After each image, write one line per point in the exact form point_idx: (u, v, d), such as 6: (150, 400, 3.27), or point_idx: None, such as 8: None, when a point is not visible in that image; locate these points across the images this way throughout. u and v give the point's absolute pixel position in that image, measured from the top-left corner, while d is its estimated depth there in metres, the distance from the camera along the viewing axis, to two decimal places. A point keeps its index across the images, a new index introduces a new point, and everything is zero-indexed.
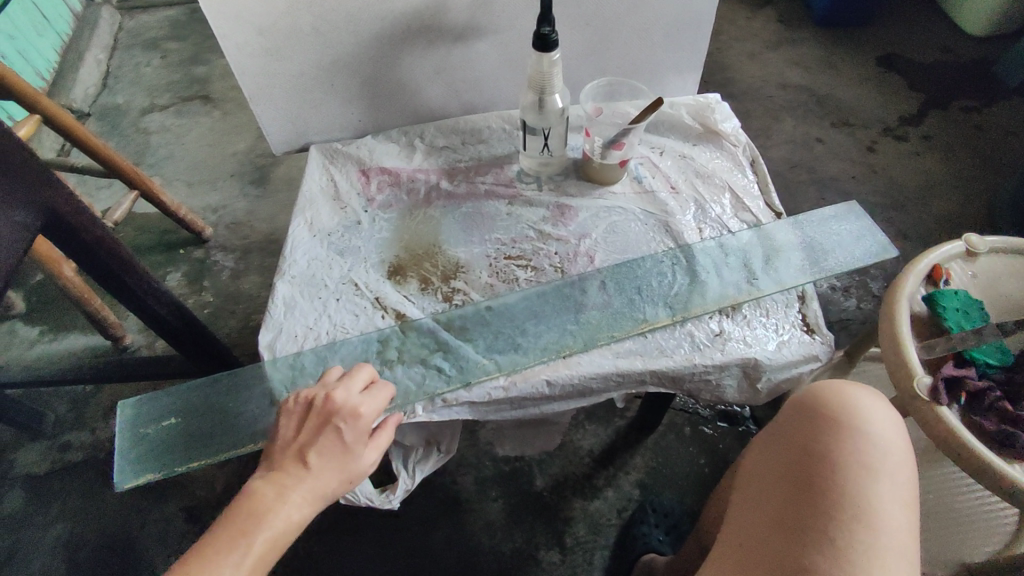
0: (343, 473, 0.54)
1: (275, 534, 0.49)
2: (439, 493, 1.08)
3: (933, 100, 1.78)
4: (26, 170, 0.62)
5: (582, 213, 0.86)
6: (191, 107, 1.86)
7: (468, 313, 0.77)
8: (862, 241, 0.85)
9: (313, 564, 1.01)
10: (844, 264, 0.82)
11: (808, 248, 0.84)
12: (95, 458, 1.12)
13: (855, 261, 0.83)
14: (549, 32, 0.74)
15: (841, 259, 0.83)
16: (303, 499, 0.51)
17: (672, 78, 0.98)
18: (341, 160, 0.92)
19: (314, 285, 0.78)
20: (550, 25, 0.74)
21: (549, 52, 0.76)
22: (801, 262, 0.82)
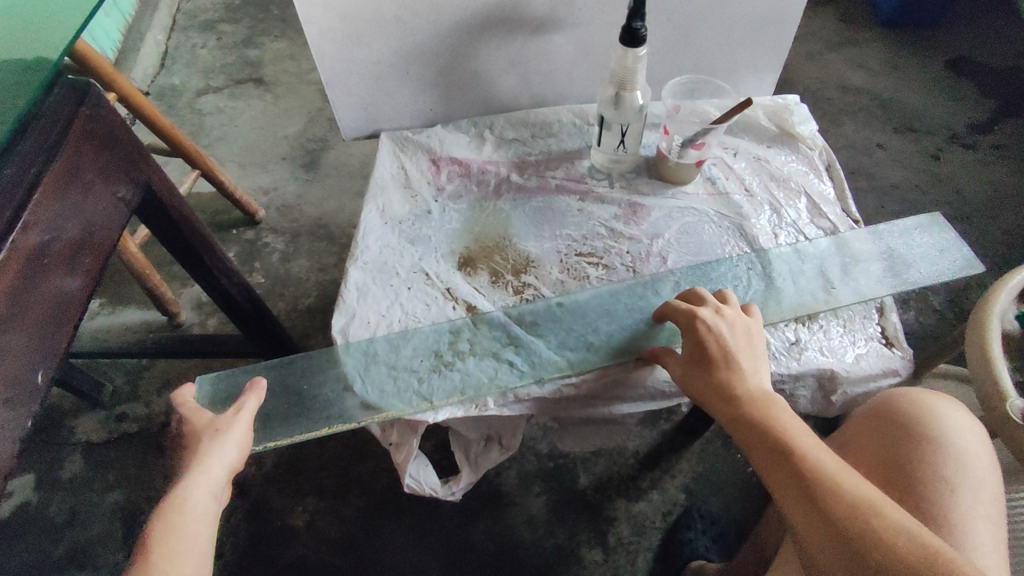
0: (209, 428, 0.61)
1: (188, 477, 0.56)
2: (484, 485, 1.08)
3: (1004, 109, 1.71)
4: (132, 148, 0.64)
5: (655, 213, 0.84)
6: (245, 90, 1.88)
7: (539, 309, 0.76)
8: (946, 254, 0.81)
9: (357, 547, 1.02)
10: (927, 277, 0.78)
11: (888, 258, 0.81)
12: (150, 430, 1.15)
13: (940, 274, 0.79)
14: (639, 27, 0.72)
15: (924, 271, 0.79)
16: (197, 456, 0.57)
17: (750, 77, 0.95)
18: (411, 148, 0.92)
19: (386, 273, 0.79)
20: (641, 20, 0.72)
21: (637, 47, 0.74)
22: (881, 272, 0.79)
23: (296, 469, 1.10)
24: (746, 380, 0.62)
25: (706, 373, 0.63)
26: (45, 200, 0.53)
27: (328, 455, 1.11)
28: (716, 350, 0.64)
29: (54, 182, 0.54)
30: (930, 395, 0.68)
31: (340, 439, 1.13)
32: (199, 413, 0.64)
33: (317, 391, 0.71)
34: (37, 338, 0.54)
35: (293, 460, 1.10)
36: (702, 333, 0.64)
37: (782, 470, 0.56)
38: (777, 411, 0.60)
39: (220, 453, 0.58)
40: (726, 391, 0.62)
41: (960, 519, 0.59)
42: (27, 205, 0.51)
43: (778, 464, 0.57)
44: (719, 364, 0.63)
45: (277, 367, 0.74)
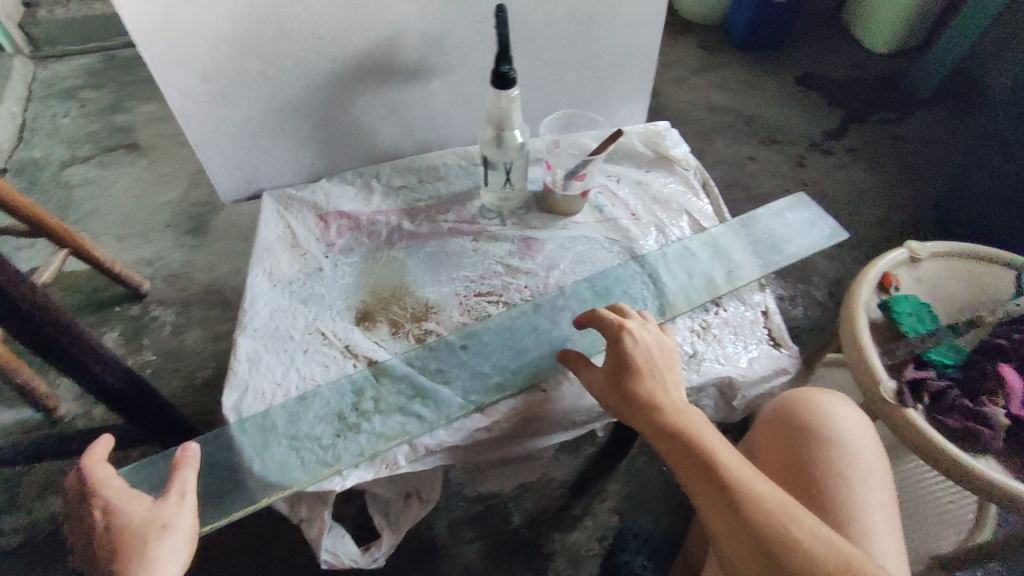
0: (154, 525, 0.55)
1: None
2: (415, 542, 1.04)
3: (850, 115, 1.92)
4: None
5: (547, 245, 0.86)
6: (116, 158, 1.77)
7: (442, 355, 0.75)
8: (815, 226, 0.92)
9: None
10: (804, 250, 0.89)
11: (770, 239, 0.90)
12: (30, 545, 1.01)
13: (813, 245, 0.90)
14: (507, 70, 0.74)
15: (800, 245, 0.89)
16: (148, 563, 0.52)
17: (621, 108, 1.00)
18: (296, 205, 0.89)
19: (278, 338, 0.75)
20: (508, 63, 0.74)
21: (508, 90, 0.76)
22: (768, 254, 0.88)
23: (208, 560, 1.00)
24: (668, 392, 0.63)
25: (630, 386, 0.63)
26: None
27: (241, 538, 1.02)
28: (639, 363, 0.63)
29: None
30: (815, 394, 0.72)
31: (254, 518, 1.05)
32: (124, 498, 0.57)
33: (212, 477, 0.65)
34: None
35: (203, 551, 1.01)
36: (629, 346, 0.64)
37: (705, 479, 0.58)
38: (695, 421, 0.61)
39: (173, 557, 0.53)
40: (650, 404, 0.61)
41: (860, 511, 0.63)
42: None
43: (700, 474, 0.58)
44: (643, 376, 0.63)
45: (164, 454, 0.67)
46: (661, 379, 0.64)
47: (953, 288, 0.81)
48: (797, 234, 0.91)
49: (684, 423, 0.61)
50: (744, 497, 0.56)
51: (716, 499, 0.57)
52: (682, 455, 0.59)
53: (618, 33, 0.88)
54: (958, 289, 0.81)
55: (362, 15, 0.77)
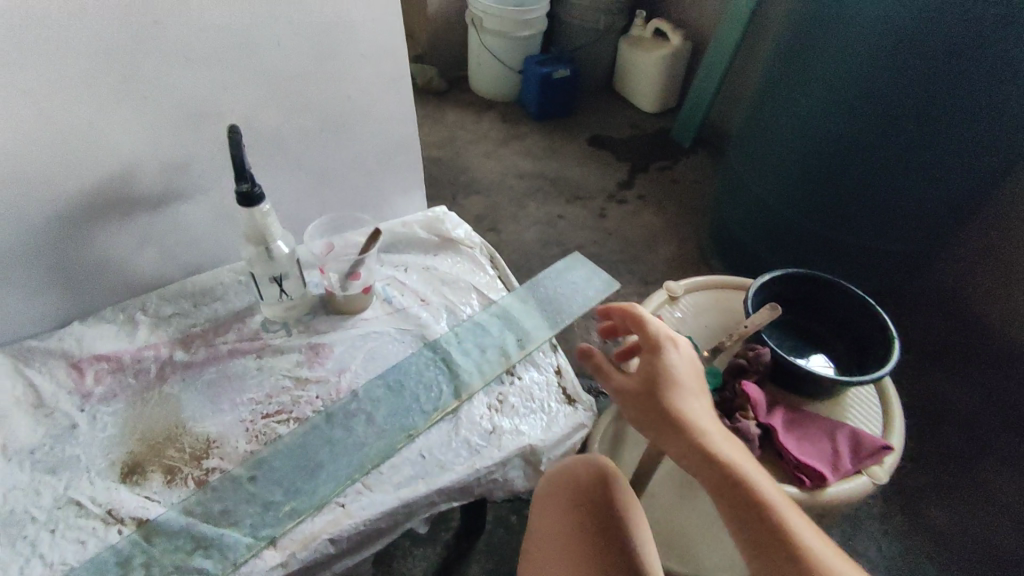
0: None
1: None
2: None
3: (635, 167, 2.16)
4: None
5: (336, 348, 0.84)
6: None
7: (228, 493, 0.69)
8: (591, 281, 1.01)
9: None
10: (583, 305, 0.97)
11: (553, 299, 0.96)
12: None
13: (590, 299, 0.98)
14: (249, 188, 0.73)
15: (579, 301, 0.97)
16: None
17: (400, 199, 1.04)
18: (40, 358, 0.79)
19: (17, 524, 0.64)
20: (249, 181, 0.73)
21: (257, 205, 0.75)
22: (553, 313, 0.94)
23: None
24: (702, 412, 0.58)
25: (669, 399, 0.58)
26: None
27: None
28: (679, 377, 0.59)
29: None
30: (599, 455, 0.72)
31: None
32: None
33: None
34: None
35: None
36: (665, 358, 0.60)
37: (748, 510, 0.51)
38: (738, 450, 0.56)
39: None
40: (689, 420, 0.56)
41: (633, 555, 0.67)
42: None
43: (743, 505, 0.51)
44: (681, 393, 0.58)
45: None
46: (700, 401, 0.59)
47: (706, 318, 0.91)
48: (576, 291, 0.99)
49: (720, 443, 0.56)
50: (794, 540, 0.49)
51: (762, 535, 0.50)
52: (722, 483, 0.53)
53: (373, 133, 0.93)
54: (710, 318, 0.91)
55: (82, 151, 0.72)
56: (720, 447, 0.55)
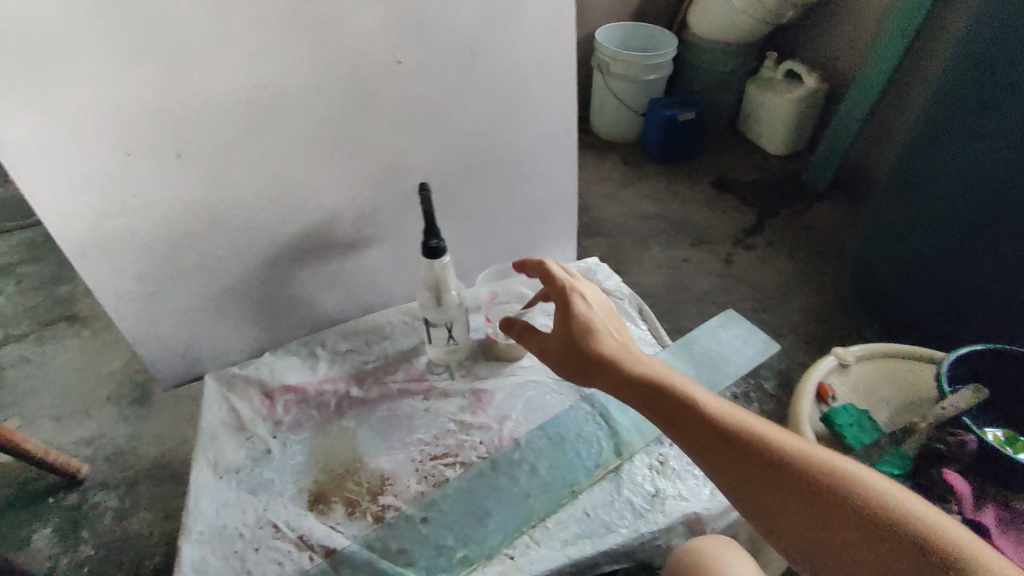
0: None
1: None
2: None
3: (765, 211, 2.08)
4: None
5: (498, 395, 0.87)
6: (55, 331, 1.72)
7: (403, 532, 0.72)
8: (750, 341, 0.96)
9: None
10: (741, 367, 0.92)
11: (709, 358, 0.93)
12: None
13: (749, 360, 0.93)
14: (436, 244, 0.78)
15: (738, 362, 0.93)
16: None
17: (553, 248, 1.07)
18: (240, 385, 0.88)
19: (227, 539, 0.72)
20: (436, 237, 0.78)
21: (440, 257, 0.80)
22: (710, 372, 0.91)
23: None
24: (617, 341, 0.64)
25: (587, 345, 0.64)
26: None
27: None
28: (591, 318, 0.67)
29: None
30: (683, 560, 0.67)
31: None
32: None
33: None
34: None
35: None
36: (575, 303, 0.68)
37: (676, 415, 0.54)
38: (654, 364, 0.60)
39: None
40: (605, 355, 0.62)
41: None
42: None
43: (671, 408, 0.55)
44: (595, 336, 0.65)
45: None
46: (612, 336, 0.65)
47: (883, 391, 0.85)
48: (733, 351, 0.94)
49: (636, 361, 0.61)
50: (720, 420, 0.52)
51: (693, 430, 0.52)
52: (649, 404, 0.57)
53: (538, 187, 0.97)
54: (888, 391, 0.86)
55: (294, 203, 0.81)
56: (636, 364, 0.60)
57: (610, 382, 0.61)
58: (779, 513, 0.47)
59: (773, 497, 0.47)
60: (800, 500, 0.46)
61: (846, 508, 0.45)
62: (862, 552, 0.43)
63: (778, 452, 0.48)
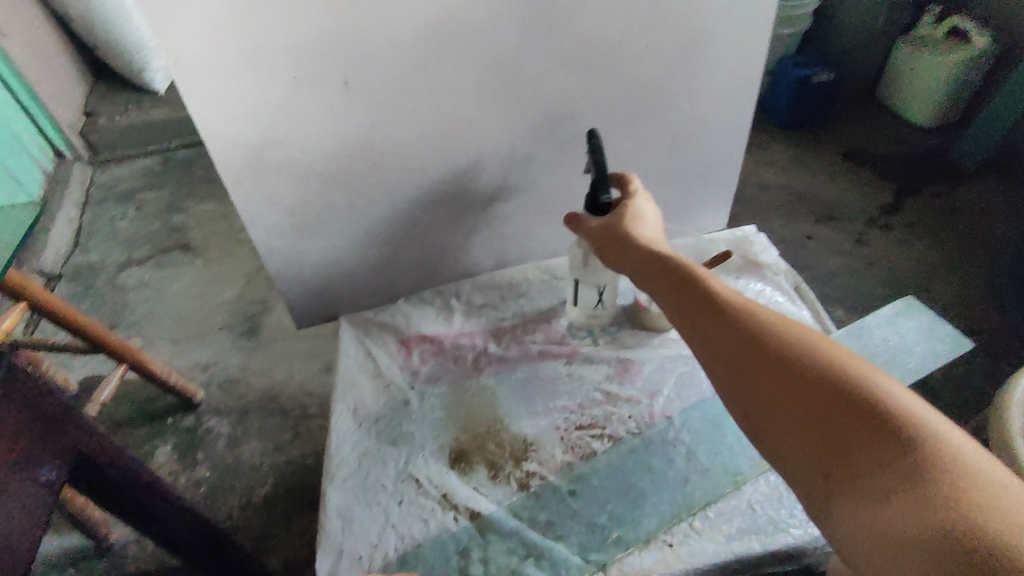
0: None
1: None
2: None
3: (904, 189, 1.87)
4: (41, 418, 0.52)
5: (647, 367, 0.80)
6: (171, 258, 1.78)
7: (550, 503, 0.68)
8: (933, 337, 0.82)
9: None
10: (929, 361, 0.80)
11: (889, 348, 0.81)
12: None
13: (938, 357, 0.80)
14: (604, 198, 0.72)
15: (923, 355, 0.80)
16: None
17: (704, 212, 0.98)
18: (376, 331, 0.85)
19: (370, 489, 0.69)
20: (605, 192, 0.72)
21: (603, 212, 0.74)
22: (890, 364, 0.79)
23: None
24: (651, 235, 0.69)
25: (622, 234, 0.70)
26: None
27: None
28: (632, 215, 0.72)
29: None
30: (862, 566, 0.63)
31: None
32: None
33: None
34: None
35: None
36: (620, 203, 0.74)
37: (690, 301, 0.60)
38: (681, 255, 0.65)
39: None
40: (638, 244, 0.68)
41: None
42: None
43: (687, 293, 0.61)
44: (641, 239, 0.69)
45: None
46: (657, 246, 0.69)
47: None
48: (916, 343, 0.82)
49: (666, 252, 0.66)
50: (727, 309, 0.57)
51: (700, 313, 0.58)
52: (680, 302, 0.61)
53: (704, 145, 0.87)
54: None
55: (453, 143, 0.75)
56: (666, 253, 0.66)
57: (637, 270, 0.67)
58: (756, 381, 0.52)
59: (770, 388, 0.51)
60: (800, 388, 0.49)
61: (844, 397, 0.47)
62: (848, 439, 0.46)
63: (793, 351, 0.52)
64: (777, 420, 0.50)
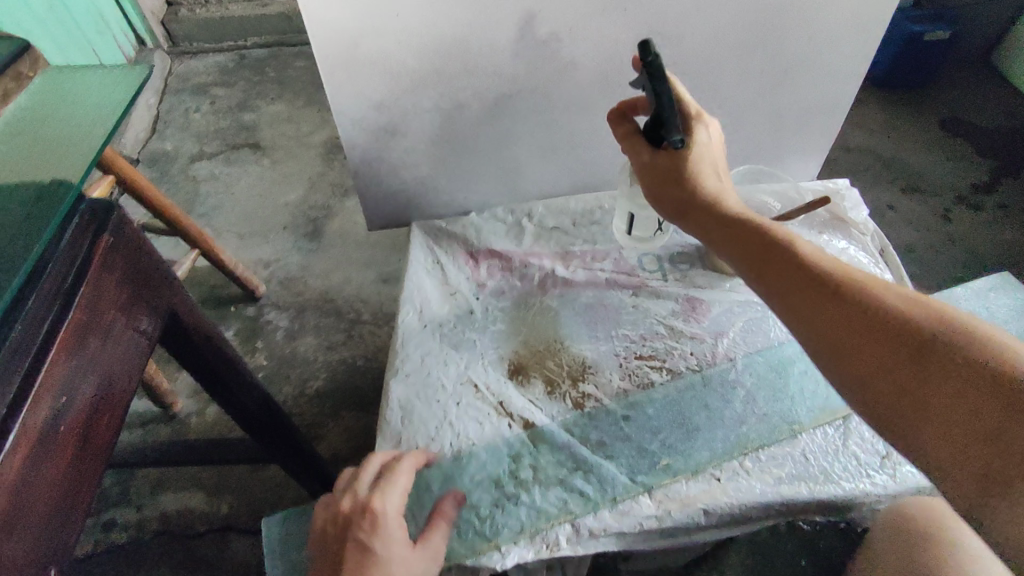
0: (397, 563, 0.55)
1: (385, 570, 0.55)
2: None
3: (1004, 168, 1.73)
4: (145, 272, 0.54)
5: (715, 308, 0.79)
6: (241, 155, 1.82)
7: (603, 423, 0.69)
8: None
9: None
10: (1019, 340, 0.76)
11: None
12: (160, 535, 1.13)
13: None
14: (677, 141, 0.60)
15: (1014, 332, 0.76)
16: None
17: (794, 160, 0.94)
18: (446, 239, 0.86)
19: (430, 386, 0.71)
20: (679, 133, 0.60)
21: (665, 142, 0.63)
22: None
23: None
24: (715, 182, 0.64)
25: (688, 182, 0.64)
26: (60, 357, 0.44)
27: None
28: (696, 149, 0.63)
29: (71, 332, 0.45)
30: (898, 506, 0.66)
31: None
32: (417, 559, 0.56)
33: None
34: (52, 531, 0.43)
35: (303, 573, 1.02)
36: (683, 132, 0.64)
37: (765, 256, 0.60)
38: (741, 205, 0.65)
39: None
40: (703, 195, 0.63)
41: None
42: (36, 370, 0.43)
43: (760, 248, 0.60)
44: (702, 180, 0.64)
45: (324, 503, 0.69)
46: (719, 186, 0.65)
47: None
48: (1007, 320, 0.78)
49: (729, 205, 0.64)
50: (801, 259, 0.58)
51: (777, 269, 0.59)
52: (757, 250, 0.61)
53: (811, 86, 0.82)
54: None
55: (549, 54, 0.73)
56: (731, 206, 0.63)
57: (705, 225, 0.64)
58: (842, 333, 0.53)
59: (857, 340, 0.53)
60: (886, 334, 0.51)
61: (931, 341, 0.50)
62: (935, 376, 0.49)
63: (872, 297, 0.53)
64: (872, 369, 0.52)
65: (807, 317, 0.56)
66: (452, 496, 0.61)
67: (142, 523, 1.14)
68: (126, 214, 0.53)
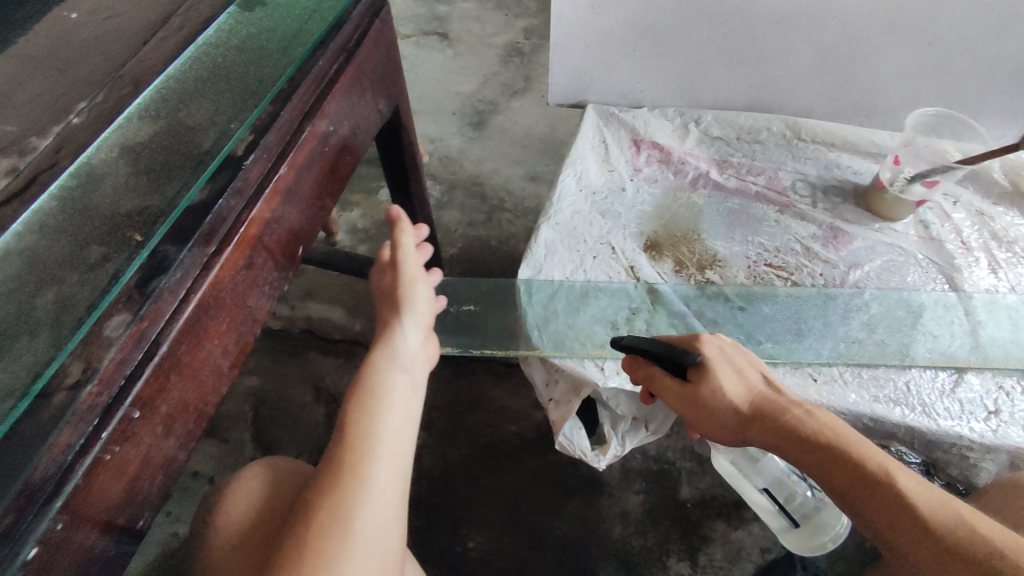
0: (394, 292, 0.68)
1: (397, 313, 0.66)
2: (581, 469, 1.04)
3: None
4: (389, 60, 0.65)
5: (857, 242, 0.81)
6: (429, 42, 1.96)
7: (719, 307, 0.76)
8: None
9: (449, 482, 1.02)
10: None
11: None
12: (310, 335, 1.18)
13: None
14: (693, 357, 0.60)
15: None
16: (370, 415, 0.55)
17: (991, 121, 0.92)
18: (615, 124, 0.93)
19: (575, 238, 0.81)
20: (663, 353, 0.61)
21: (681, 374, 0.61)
22: None
23: None
24: (717, 378, 0.59)
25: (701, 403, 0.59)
26: (337, 94, 0.55)
27: (440, 397, 1.10)
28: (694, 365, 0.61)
29: (346, 77, 0.57)
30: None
31: (454, 388, 1.12)
32: (401, 262, 0.69)
33: (501, 323, 0.76)
34: (308, 219, 0.56)
35: None
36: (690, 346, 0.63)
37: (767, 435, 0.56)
38: (745, 381, 0.60)
39: (408, 319, 0.66)
40: (705, 393, 0.59)
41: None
42: (324, 98, 0.54)
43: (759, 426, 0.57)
44: (715, 377, 0.59)
45: (477, 284, 0.80)
46: (734, 371, 0.60)
47: None
48: None
49: (732, 389, 0.59)
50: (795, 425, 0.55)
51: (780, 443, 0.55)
52: (783, 440, 0.54)
53: None
54: None
55: None
56: (731, 388, 0.59)
57: (730, 424, 0.58)
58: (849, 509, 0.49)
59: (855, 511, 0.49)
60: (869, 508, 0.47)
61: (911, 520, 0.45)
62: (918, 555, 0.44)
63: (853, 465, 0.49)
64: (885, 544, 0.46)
65: (860, 520, 0.48)
66: (420, 241, 0.74)
67: (290, 320, 1.20)
68: (388, 6, 0.62)
